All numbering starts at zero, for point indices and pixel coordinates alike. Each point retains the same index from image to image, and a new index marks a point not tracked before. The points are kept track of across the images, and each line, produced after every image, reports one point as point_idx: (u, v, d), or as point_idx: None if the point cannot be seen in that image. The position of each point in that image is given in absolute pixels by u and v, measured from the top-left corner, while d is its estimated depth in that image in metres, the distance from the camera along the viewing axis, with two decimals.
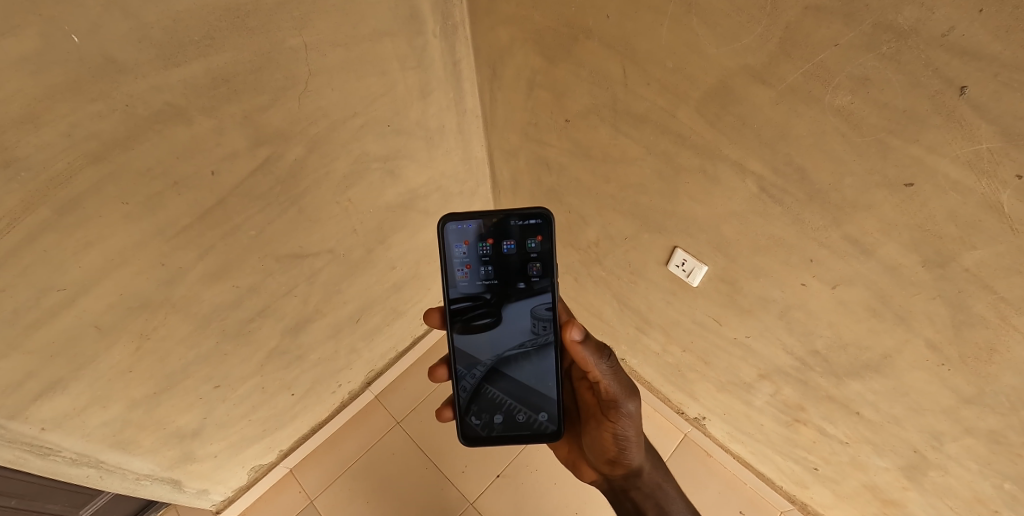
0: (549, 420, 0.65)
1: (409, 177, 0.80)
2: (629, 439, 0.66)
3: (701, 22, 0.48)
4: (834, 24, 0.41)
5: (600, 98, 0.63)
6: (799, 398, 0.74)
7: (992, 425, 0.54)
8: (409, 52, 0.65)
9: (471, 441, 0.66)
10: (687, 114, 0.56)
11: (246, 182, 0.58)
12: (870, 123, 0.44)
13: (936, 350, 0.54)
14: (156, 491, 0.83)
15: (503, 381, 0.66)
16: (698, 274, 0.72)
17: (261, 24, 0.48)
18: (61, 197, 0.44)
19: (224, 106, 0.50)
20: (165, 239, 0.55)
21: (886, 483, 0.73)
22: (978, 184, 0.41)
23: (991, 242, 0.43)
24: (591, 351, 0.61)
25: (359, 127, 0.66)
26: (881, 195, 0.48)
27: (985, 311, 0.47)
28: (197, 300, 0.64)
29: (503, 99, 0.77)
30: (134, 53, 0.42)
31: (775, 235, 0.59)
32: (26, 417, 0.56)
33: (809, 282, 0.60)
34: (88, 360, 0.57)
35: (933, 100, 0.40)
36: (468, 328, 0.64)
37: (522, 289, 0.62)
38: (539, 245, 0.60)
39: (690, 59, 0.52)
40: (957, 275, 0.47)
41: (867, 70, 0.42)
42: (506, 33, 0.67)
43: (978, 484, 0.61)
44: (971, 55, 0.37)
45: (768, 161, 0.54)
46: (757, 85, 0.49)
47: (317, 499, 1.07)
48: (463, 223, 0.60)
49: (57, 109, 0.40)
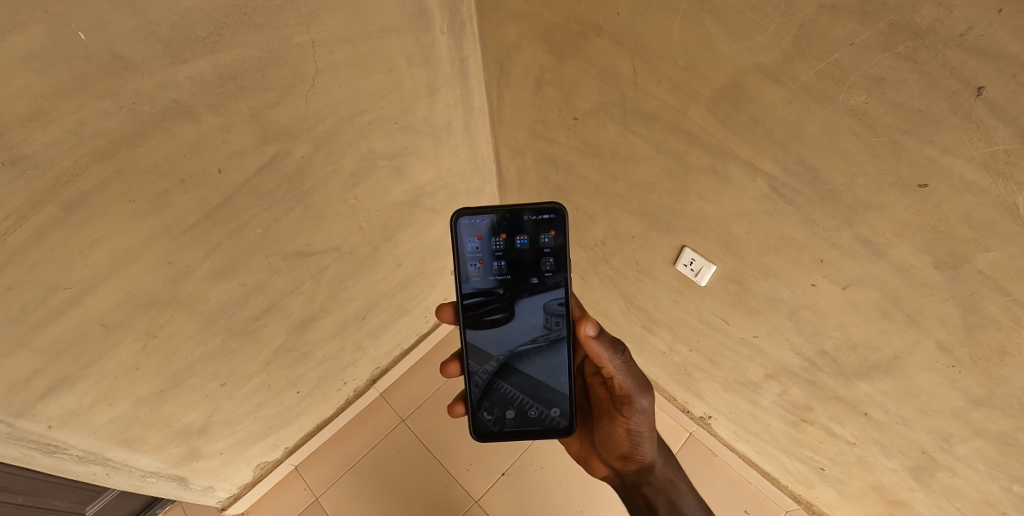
0: (561, 416, 0.65)
1: (416, 175, 0.79)
2: (642, 434, 0.66)
3: (714, 19, 0.48)
4: (850, 23, 0.40)
5: (609, 96, 0.63)
6: (806, 398, 0.74)
7: (1002, 427, 0.54)
8: (417, 49, 0.65)
9: (482, 437, 0.66)
10: (697, 113, 0.56)
11: (254, 180, 0.58)
12: (884, 123, 0.44)
13: (947, 352, 0.53)
14: (162, 488, 0.84)
15: (516, 377, 0.66)
16: (706, 273, 0.72)
17: (269, 20, 0.48)
18: (68, 195, 0.44)
19: (232, 104, 0.50)
20: (172, 237, 0.55)
21: (893, 483, 0.73)
22: (993, 185, 0.41)
23: (1005, 243, 0.43)
24: (605, 347, 0.60)
25: (366, 125, 0.65)
26: (895, 196, 0.47)
27: (997, 313, 0.47)
28: (204, 298, 0.64)
29: (511, 96, 0.77)
30: (141, 49, 0.41)
31: (785, 235, 0.59)
32: (33, 415, 0.56)
33: (820, 283, 0.59)
34: (95, 358, 0.57)
35: (949, 100, 0.39)
36: (480, 323, 0.64)
37: (535, 284, 0.62)
38: (552, 240, 0.60)
39: (702, 57, 0.51)
40: (971, 276, 0.47)
41: (882, 70, 0.41)
42: (514, 30, 0.67)
43: (986, 486, 0.61)
44: (989, 56, 0.36)
45: (780, 161, 0.53)
46: (770, 84, 0.49)
47: (322, 496, 1.07)
48: (476, 218, 0.59)
49: (64, 106, 0.39)
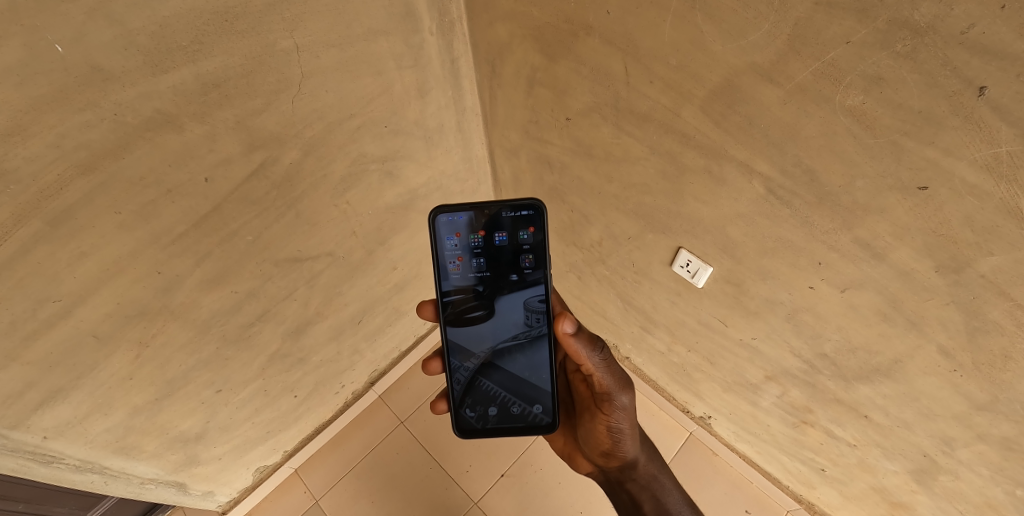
0: (544, 413, 0.65)
1: (409, 177, 0.78)
2: (623, 432, 0.65)
3: (706, 17, 0.46)
4: (847, 21, 0.39)
5: (602, 96, 0.61)
6: (806, 400, 0.73)
7: (1005, 433, 0.53)
8: (406, 50, 0.64)
9: (465, 434, 0.66)
10: (691, 114, 0.55)
11: (241, 188, 0.57)
12: (883, 124, 0.42)
13: (949, 356, 0.52)
14: (161, 494, 0.84)
15: (498, 374, 0.65)
16: (704, 275, 0.71)
17: (251, 26, 0.47)
18: (51, 209, 0.43)
19: (216, 112, 0.49)
20: (160, 247, 0.55)
21: (895, 486, 0.72)
22: (996, 188, 0.40)
23: (1009, 248, 0.42)
24: (584, 344, 0.59)
25: (356, 129, 0.64)
26: (894, 199, 0.46)
27: (1000, 317, 0.46)
28: (195, 306, 0.63)
29: (503, 96, 0.75)
30: (121, 60, 0.40)
31: (783, 238, 0.58)
32: (28, 427, 0.56)
33: (818, 286, 0.58)
34: (87, 369, 0.57)
35: (951, 100, 0.38)
36: (461, 320, 0.64)
37: (515, 281, 0.61)
38: (531, 237, 0.59)
39: (694, 56, 0.50)
40: (973, 281, 0.46)
41: (881, 69, 0.40)
42: (504, 30, 0.66)
43: (989, 490, 0.60)
44: (992, 54, 0.35)
45: (776, 162, 0.52)
46: (765, 84, 0.47)
47: (322, 499, 1.08)
48: (454, 215, 0.59)
49: (45, 119, 0.39)
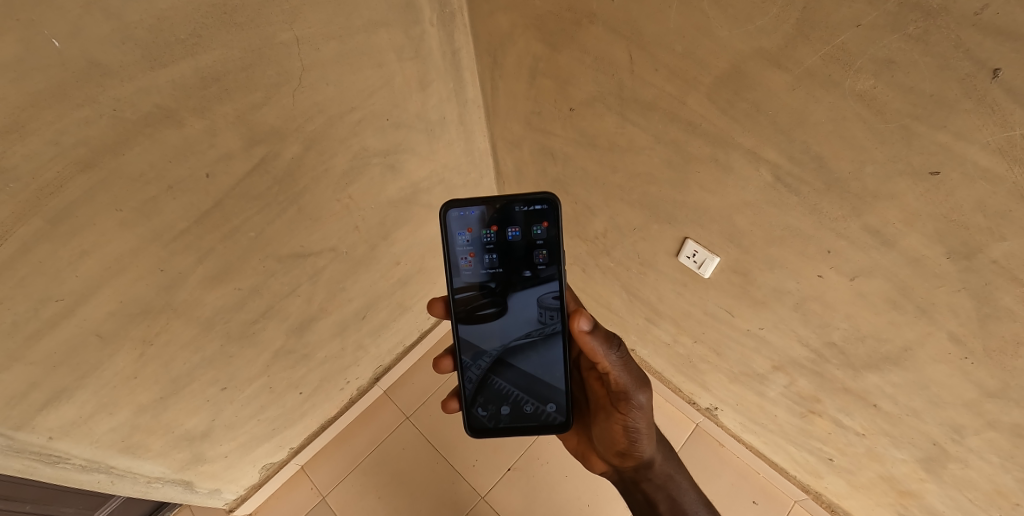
0: (557, 411, 0.64)
1: (411, 170, 0.78)
2: (640, 431, 0.65)
3: (713, 3, 0.45)
4: (857, 3, 0.38)
5: (605, 86, 0.60)
6: (814, 390, 0.73)
7: (1015, 420, 0.53)
8: (406, 42, 0.63)
9: (477, 433, 0.65)
10: (697, 102, 0.54)
11: (243, 183, 0.57)
12: (893, 109, 0.42)
13: (960, 343, 0.52)
14: (168, 492, 0.85)
15: (510, 372, 0.65)
16: (710, 265, 0.70)
17: (250, 19, 0.46)
18: (52, 207, 0.43)
19: (215, 107, 0.49)
20: (162, 244, 0.54)
21: (903, 474, 0.72)
22: (1010, 172, 0.39)
23: (1022, 233, 0.41)
24: (599, 341, 0.59)
25: (357, 122, 0.64)
26: (905, 185, 0.45)
27: (1012, 304, 0.45)
28: (198, 304, 0.63)
29: (505, 87, 0.75)
30: (118, 55, 0.40)
31: (790, 225, 0.57)
32: (33, 427, 0.56)
33: (827, 274, 0.58)
34: (91, 368, 0.57)
35: (963, 83, 0.37)
36: (472, 317, 0.63)
37: (528, 277, 0.60)
38: (545, 232, 0.58)
39: (700, 43, 0.49)
40: (985, 267, 0.45)
41: (891, 53, 0.39)
42: (505, 20, 0.65)
43: (999, 477, 0.59)
44: (1007, 35, 0.34)
45: (784, 149, 0.51)
46: (773, 69, 0.46)
47: (329, 494, 1.09)
48: (466, 210, 0.58)
49: (42, 116, 0.38)
